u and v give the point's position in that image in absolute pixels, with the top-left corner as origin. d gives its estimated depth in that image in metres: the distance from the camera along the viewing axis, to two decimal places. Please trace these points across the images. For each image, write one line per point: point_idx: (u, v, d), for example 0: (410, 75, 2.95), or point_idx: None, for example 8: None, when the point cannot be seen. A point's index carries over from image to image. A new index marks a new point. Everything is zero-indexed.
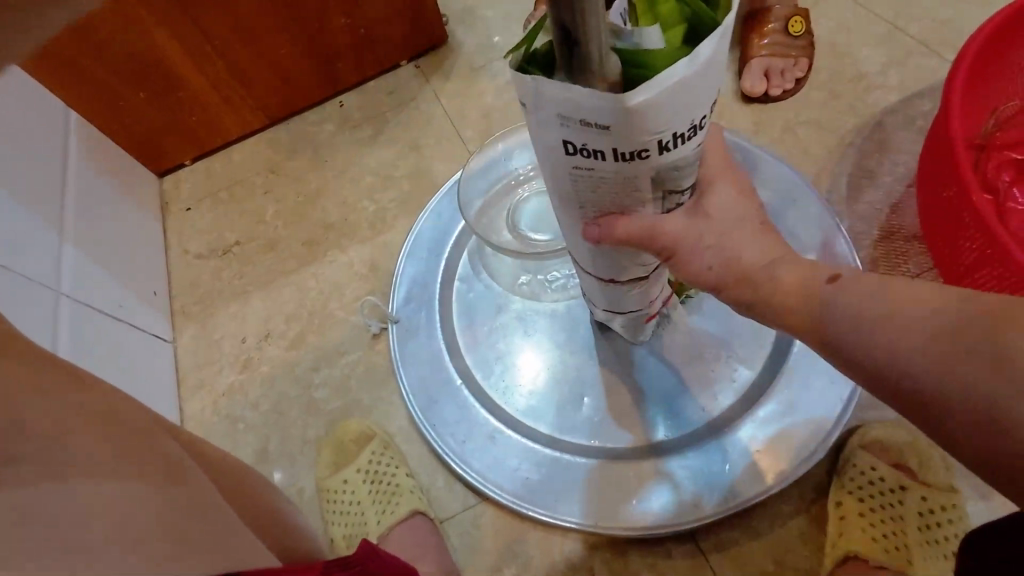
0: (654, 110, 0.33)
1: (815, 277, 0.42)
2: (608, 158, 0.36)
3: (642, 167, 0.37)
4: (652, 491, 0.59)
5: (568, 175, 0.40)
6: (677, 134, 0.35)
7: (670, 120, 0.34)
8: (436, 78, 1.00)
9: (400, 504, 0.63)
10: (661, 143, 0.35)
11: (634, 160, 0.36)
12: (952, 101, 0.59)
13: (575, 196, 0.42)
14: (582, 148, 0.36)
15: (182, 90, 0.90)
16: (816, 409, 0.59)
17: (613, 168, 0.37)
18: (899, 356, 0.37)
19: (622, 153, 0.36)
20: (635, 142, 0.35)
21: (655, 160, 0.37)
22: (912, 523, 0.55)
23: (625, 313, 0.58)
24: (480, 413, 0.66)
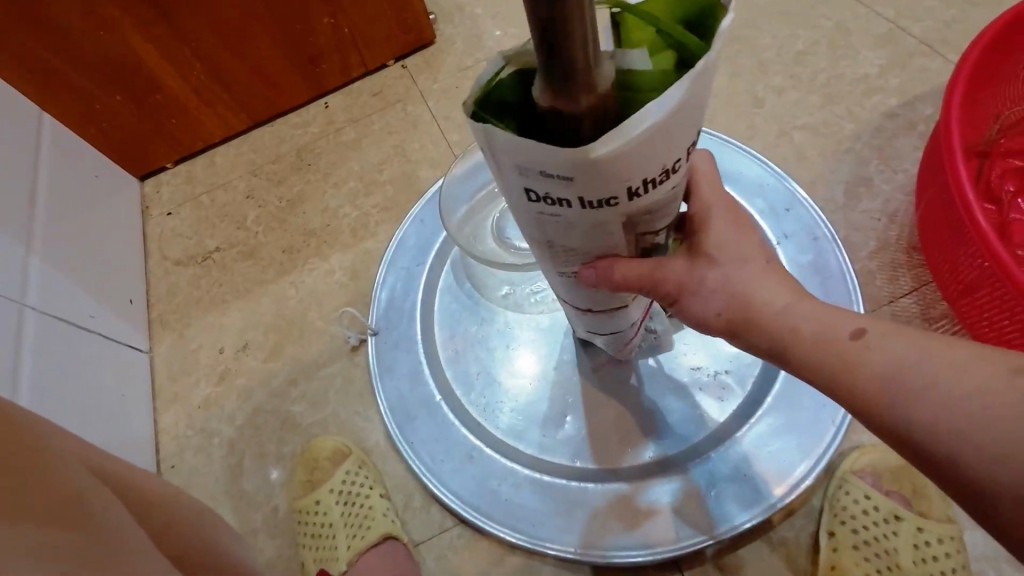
0: (619, 159, 0.29)
1: (835, 329, 0.39)
2: (574, 206, 0.33)
3: (610, 213, 0.34)
4: (639, 517, 0.56)
5: (530, 223, 0.37)
6: (646, 180, 0.32)
7: (638, 166, 0.30)
8: (424, 79, 0.97)
9: (373, 527, 0.61)
10: (631, 189, 0.32)
11: (602, 208, 0.33)
12: (952, 112, 0.56)
13: (544, 242, 0.39)
14: (545, 196, 0.33)
15: (160, 92, 0.87)
16: (805, 429, 0.56)
17: (579, 215, 0.34)
18: (931, 427, 0.34)
19: (589, 202, 0.32)
20: (600, 191, 0.31)
21: (625, 207, 0.33)
22: (904, 556, 0.53)
23: (614, 333, 0.55)
24: (460, 431, 0.64)
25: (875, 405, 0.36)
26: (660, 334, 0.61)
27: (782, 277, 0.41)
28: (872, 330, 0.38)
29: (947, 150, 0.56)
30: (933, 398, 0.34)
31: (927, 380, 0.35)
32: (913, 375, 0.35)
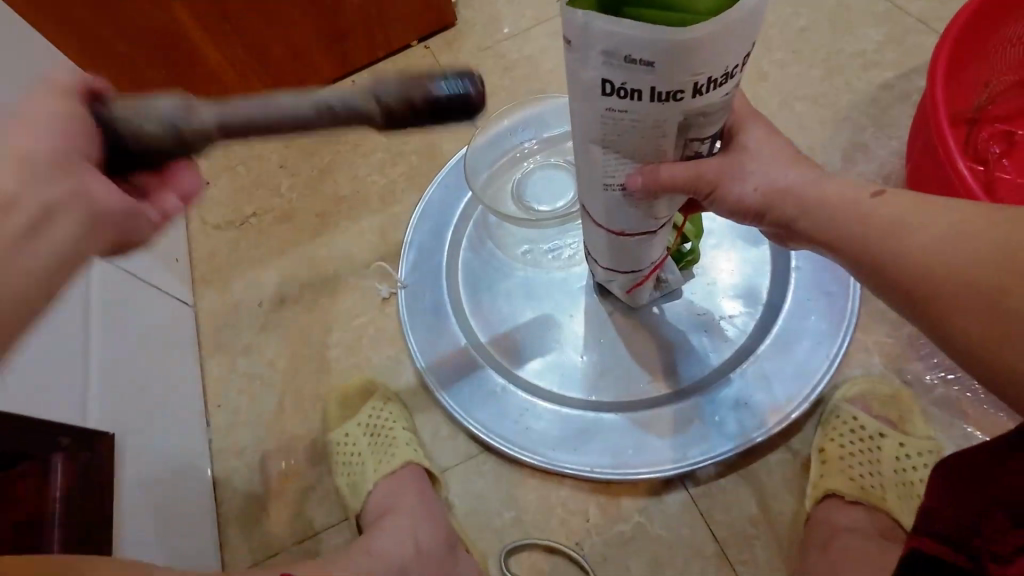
0: (695, 49, 0.36)
1: (857, 193, 0.46)
2: (644, 98, 0.40)
3: (674, 109, 0.41)
4: (648, 440, 0.62)
5: (594, 120, 0.44)
6: (708, 78, 0.38)
7: (708, 61, 0.37)
8: (445, 58, 1.03)
9: (395, 455, 0.67)
10: (695, 85, 0.39)
11: (667, 102, 0.40)
12: (937, 80, 0.61)
13: (600, 144, 0.46)
14: (621, 87, 0.40)
15: (203, 67, 0.94)
16: (803, 365, 0.62)
17: (645, 109, 0.41)
18: (934, 258, 0.42)
19: (658, 93, 0.39)
20: (672, 81, 0.38)
21: (687, 104, 0.40)
22: (887, 467, 0.58)
23: (638, 269, 0.60)
24: (486, 369, 0.69)
25: (886, 251, 0.44)
26: (672, 283, 0.66)
27: None
28: (889, 191, 0.45)
29: (935, 111, 0.61)
30: (929, 235, 0.42)
31: (931, 225, 0.43)
32: (922, 222, 0.43)
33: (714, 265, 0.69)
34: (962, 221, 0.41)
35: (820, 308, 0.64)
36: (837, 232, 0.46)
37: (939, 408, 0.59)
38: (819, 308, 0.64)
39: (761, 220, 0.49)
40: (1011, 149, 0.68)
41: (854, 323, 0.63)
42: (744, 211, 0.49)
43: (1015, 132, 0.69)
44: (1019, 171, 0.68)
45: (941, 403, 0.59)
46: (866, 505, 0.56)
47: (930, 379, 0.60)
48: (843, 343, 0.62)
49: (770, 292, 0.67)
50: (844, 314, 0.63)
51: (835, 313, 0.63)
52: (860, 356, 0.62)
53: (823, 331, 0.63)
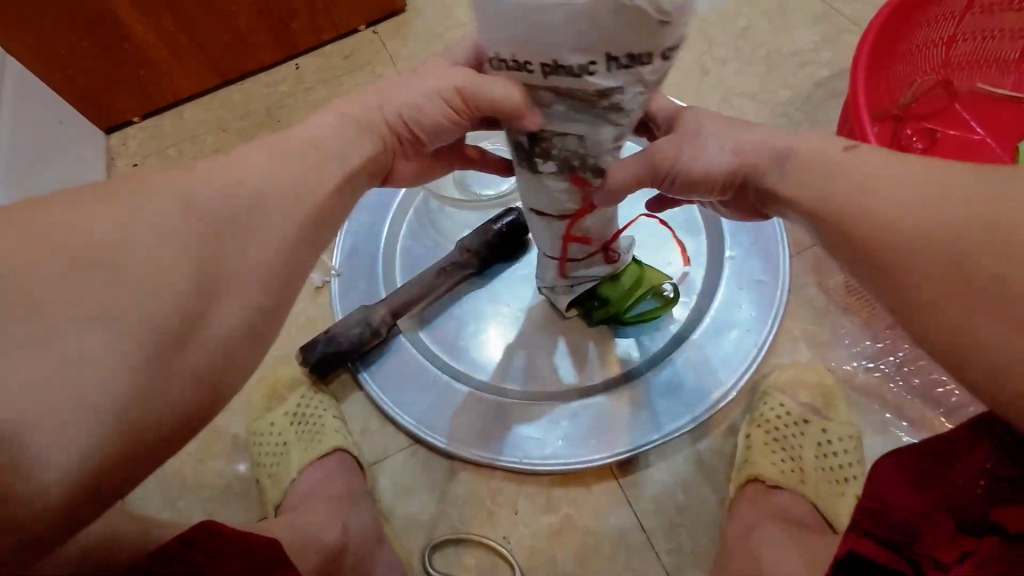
0: (677, 18, 0.35)
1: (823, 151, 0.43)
2: (532, 71, 0.40)
3: (638, 74, 0.39)
4: (580, 429, 0.61)
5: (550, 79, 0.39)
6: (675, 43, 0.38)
7: (586, 37, 0.35)
8: (393, 44, 1.01)
9: (322, 443, 0.62)
10: (575, 64, 0.37)
11: (548, 75, 0.39)
12: (859, 78, 0.63)
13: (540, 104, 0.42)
14: (510, 60, 0.40)
15: (130, 42, 0.88)
16: (732, 354, 0.62)
17: (537, 82, 0.41)
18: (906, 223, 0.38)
19: (540, 66, 0.39)
20: (647, 43, 0.36)
21: (649, 70, 0.39)
22: (809, 452, 0.59)
23: (604, 248, 0.56)
24: (419, 359, 0.67)
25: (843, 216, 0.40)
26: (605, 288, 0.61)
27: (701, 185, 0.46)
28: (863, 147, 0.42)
29: (853, 105, 0.62)
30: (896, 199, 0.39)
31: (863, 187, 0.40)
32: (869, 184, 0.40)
33: (658, 252, 0.69)
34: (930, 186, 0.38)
35: (751, 296, 0.64)
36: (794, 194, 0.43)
37: (860, 395, 0.61)
38: (749, 296, 0.64)
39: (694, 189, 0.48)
40: (933, 146, 0.71)
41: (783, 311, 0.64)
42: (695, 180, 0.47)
43: (936, 130, 0.72)
44: None
45: (863, 390, 0.61)
46: (785, 489, 0.56)
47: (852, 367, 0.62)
48: (771, 331, 0.63)
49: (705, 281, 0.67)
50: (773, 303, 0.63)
51: (765, 302, 0.64)
52: (789, 344, 0.63)
53: (752, 320, 0.63)
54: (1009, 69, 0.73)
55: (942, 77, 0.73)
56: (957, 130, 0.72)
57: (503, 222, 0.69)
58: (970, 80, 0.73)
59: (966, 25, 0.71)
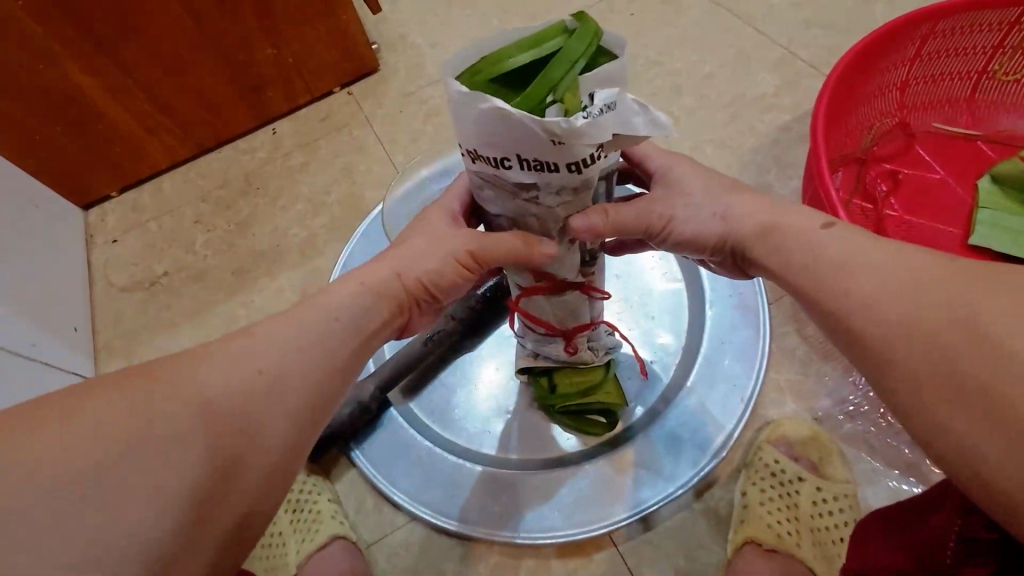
0: (571, 139, 0.37)
1: (795, 231, 0.46)
2: (515, 167, 0.40)
3: (550, 177, 0.40)
4: (575, 498, 0.61)
5: (474, 163, 0.43)
6: (586, 157, 0.39)
7: (577, 145, 0.37)
8: (368, 104, 1.02)
9: (320, 529, 0.61)
10: (569, 163, 0.39)
11: (537, 170, 0.40)
12: (819, 133, 0.65)
13: (478, 176, 0.45)
14: (491, 158, 0.41)
15: (102, 121, 0.89)
16: (720, 410, 0.63)
17: (521, 176, 0.41)
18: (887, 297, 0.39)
19: (525, 161, 0.39)
20: (550, 155, 0.38)
21: (558, 176, 0.40)
22: (804, 509, 0.59)
23: (566, 334, 0.57)
24: (411, 433, 0.66)
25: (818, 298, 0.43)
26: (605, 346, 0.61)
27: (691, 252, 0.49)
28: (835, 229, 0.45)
29: (815, 158, 0.65)
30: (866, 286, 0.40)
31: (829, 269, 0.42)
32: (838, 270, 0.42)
33: (651, 303, 0.70)
34: (899, 270, 0.40)
35: (734, 351, 0.65)
36: (782, 264, 0.46)
37: (849, 445, 0.61)
38: (732, 351, 0.65)
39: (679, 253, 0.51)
40: (897, 188, 0.73)
41: (767, 362, 0.65)
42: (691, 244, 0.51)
43: (899, 171, 0.75)
44: (905, 208, 0.72)
45: (850, 438, 0.62)
46: (781, 552, 0.56)
47: (839, 415, 0.63)
48: (756, 384, 0.64)
49: (690, 336, 0.68)
50: (756, 356, 0.64)
51: (748, 356, 0.65)
52: (775, 396, 0.64)
53: (737, 375, 0.64)
54: (960, 108, 0.76)
55: (899, 119, 0.76)
56: (918, 170, 0.75)
57: (485, 287, 0.69)
58: (925, 120, 0.77)
59: (916, 70, 0.74)
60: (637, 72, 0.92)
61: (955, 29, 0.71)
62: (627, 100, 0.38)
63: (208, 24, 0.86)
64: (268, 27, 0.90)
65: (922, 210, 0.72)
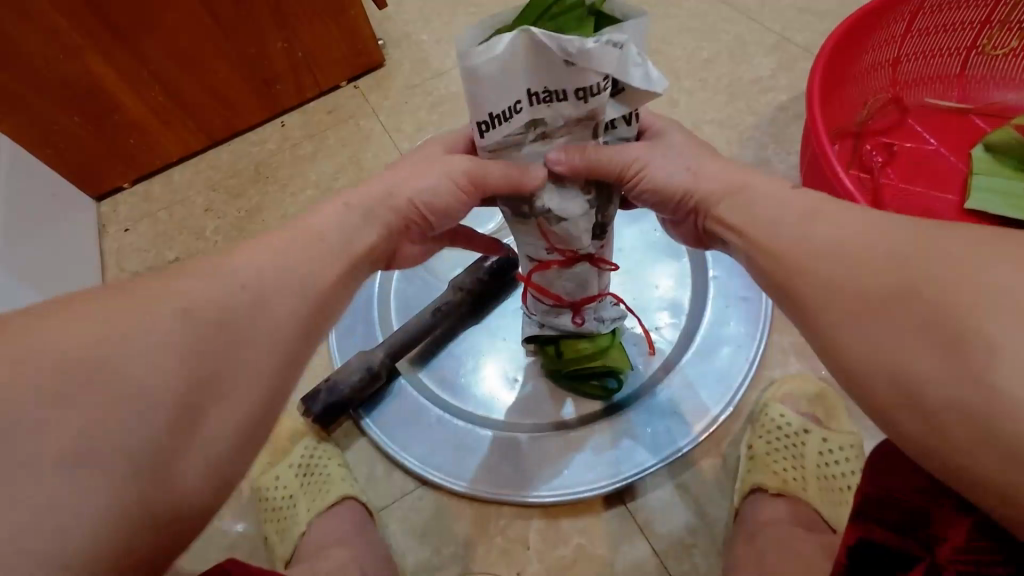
0: (582, 62, 0.38)
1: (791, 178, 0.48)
2: (523, 106, 0.41)
3: (558, 109, 0.42)
4: (584, 458, 0.61)
5: (492, 131, 0.43)
6: (593, 85, 0.40)
7: (580, 71, 0.39)
8: (375, 97, 1.05)
9: (330, 490, 0.62)
10: (574, 91, 0.40)
11: (546, 102, 0.41)
12: (815, 103, 0.67)
13: (490, 151, 0.46)
14: (499, 116, 0.42)
15: (119, 113, 0.92)
16: (724, 370, 0.64)
17: (529, 115, 0.42)
18: None
19: (534, 94, 0.41)
20: (559, 80, 0.40)
21: (567, 108, 0.42)
22: (811, 460, 0.60)
23: (574, 306, 0.58)
24: (421, 400, 0.67)
25: None
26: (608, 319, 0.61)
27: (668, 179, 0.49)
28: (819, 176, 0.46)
29: (812, 125, 0.66)
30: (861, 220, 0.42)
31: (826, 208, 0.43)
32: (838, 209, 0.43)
33: (648, 274, 0.71)
34: None
35: (738, 314, 0.67)
36: (758, 202, 0.46)
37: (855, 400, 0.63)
38: (737, 313, 0.67)
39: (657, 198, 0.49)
40: (892, 159, 0.75)
41: (770, 325, 0.66)
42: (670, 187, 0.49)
43: (894, 144, 0.76)
44: (901, 177, 0.74)
45: None
46: (786, 497, 0.57)
47: None
48: (760, 345, 0.65)
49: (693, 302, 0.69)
50: (760, 319, 0.66)
51: (752, 318, 0.66)
52: (778, 356, 0.65)
53: (741, 336, 0.65)
54: (952, 83, 0.79)
55: (893, 95, 0.78)
56: (912, 142, 0.76)
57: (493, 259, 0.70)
58: (919, 95, 0.79)
59: (908, 47, 0.76)
60: None
61: (944, 7, 0.73)
62: (631, 48, 0.39)
63: (223, 20, 0.89)
64: (280, 22, 0.93)
65: (919, 179, 0.74)
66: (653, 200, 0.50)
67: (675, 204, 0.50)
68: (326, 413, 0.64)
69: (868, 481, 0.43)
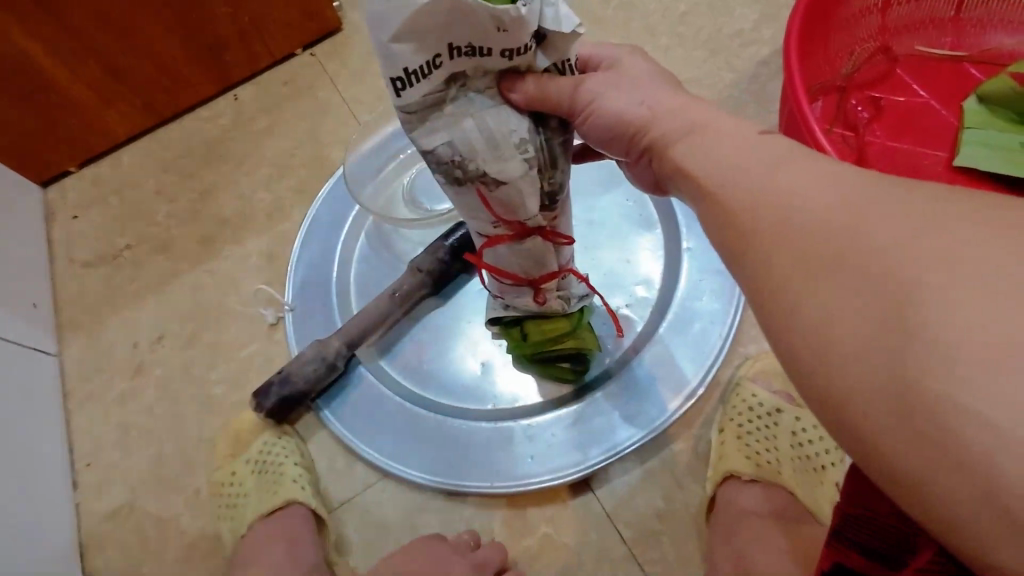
0: (514, 27, 0.36)
1: None
2: (444, 60, 0.37)
3: (482, 62, 0.38)
4: (549, 444, 0.59)
5: (412, 89, 0.38)
6: (520, 47, 0.38)
7: (508, 31, 0.36)
8: (331, 65, 0.98)
9: (286, 489, 0.60)
10: (501, 50, 0.37)
11: (473, 56, 0.38)
12: (793, 55, 0.62)
13: (409, 114, 0.40)
14: (415, 73, 0.37)
15: (53, 91, 0.85)
16: (697, 346, 0.61)
17: (452, 66, 0.38)
18: None
19: (458, 49, 0.37)
20: (485, 39, 0.36)
21: (491, 63, 0.39)
22: (785, 440, 0.58)
23: (533, 284, 0.53)
24: (381, 389, 0.64)
25: None
26: (568, 292, 0.56)
27: (617, 112, 0.42)
28: None
29: (790, 79, 0.61)
30: None
31: None
32: None
33: (620, 239, 0.67)
34: None
35: (711, 288, 0.63)
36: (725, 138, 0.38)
37: None
38: (710, 288, 0.63)
39: (605, 131, 0.43)
40: (879, 115, 0.70)
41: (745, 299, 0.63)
42: (618, 121, 0.43)
43: (881, 98, 0.71)
44: (887, 134, 0.69)
45: None
46: (759, 482, 0.55)
47: None
48: (734, 321, 0.61)
49: (666, 276, 0.65)
50: (734, 293, 0.62)
51: (726, 293, 0.62)
52: (755, 331, 0.62)
53: (715, 312, 0.62)
54: (945, 29, 0.73)
55: (881, 44, 0.72)
56: (901, 96, 0.71)
57: (454, 237, 0.65)
58: (909, 44, 0.73)
59: None
60: (610, 13, 0.88)
61: None
62: None
63: None
64: None
65: (906, 136, 0.69)
66: (603, 138, 0.44)
67: (626, 143, 0.43)
68: (282, 406, 0.62)
69: (847, 497, 0.40)
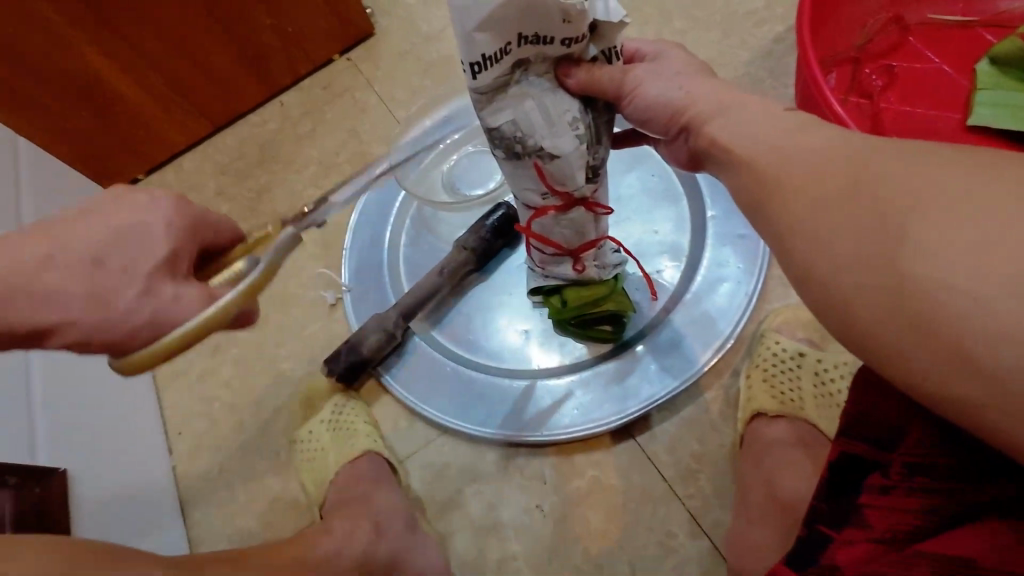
0: (578, 18, 0.42)
1: None
2: (513, 48, 0.44)
3: (545, 51, 0.45)
4: (590, 397, 0.65)
5: (486, 72, 0.45)
6: (577, 35, 0.44)
7: (570, 20, 0.42)
8: (367, 67, 1.05)
9: (357, 444, 0.67)
10: (563, 39, 0.44)
11: (537, 44, 0.44)
12: (805, 29, 0.66)
13: (480, 93, 0.47)
14: (489, 58, 0.44)
15: (125, 105, 0.94)
16: (724, 304, 0.66)
17: (519, 53, 0.45)
18: None
19: (526, 38, 0.43)
20: (551, 29, 0.43)
21: (551, 50, 0.45)
22: (809, 381, 0.62)
23: (573, 253, 0.59)
24: (435, 355, 0.71)
25: None
26: (605, 260, 0.61)
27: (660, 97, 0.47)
28: None
29: (803, 51, 0.65)
30: None
31: None
32: None
33: (651, 212, 0.72)
34: None
35: (736, 251, 0.68)
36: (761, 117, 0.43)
37: None
38: (736, 252, 0.68)
39: (649, 116, 0.48)
40: (893, 81, 0.73)
41: (768, 260, 0.68)
42: (661, 105, 0.47)
43: (895, 65, 0.74)
44: (901, 99, 0.73)
45: None
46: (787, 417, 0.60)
47: None
48: (759, 280, 0.66)
49: (693, 243, 0.70)
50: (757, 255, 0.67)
51: (750, 255, 0.67)
52: (779, 289, 0.67)
53: (740, 273, 0.67)
54: None
55: (892, 14, 0.76)
56: (914, 61, 0.74)
57: (494, 217, 0.72)
58: (920, 12, 0.76)
59: None
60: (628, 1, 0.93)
61: None
62: None
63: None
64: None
65: (920, 100, 0.73)
66: (646, 121, 0.49)
67: (667, 123, 0.48)
68: (351, 372, 0.69)
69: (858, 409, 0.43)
